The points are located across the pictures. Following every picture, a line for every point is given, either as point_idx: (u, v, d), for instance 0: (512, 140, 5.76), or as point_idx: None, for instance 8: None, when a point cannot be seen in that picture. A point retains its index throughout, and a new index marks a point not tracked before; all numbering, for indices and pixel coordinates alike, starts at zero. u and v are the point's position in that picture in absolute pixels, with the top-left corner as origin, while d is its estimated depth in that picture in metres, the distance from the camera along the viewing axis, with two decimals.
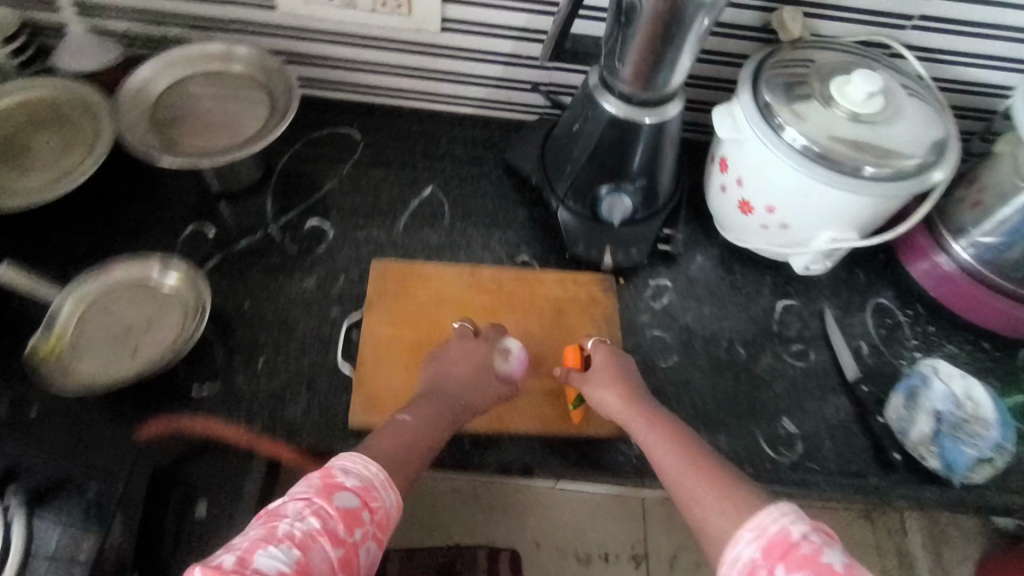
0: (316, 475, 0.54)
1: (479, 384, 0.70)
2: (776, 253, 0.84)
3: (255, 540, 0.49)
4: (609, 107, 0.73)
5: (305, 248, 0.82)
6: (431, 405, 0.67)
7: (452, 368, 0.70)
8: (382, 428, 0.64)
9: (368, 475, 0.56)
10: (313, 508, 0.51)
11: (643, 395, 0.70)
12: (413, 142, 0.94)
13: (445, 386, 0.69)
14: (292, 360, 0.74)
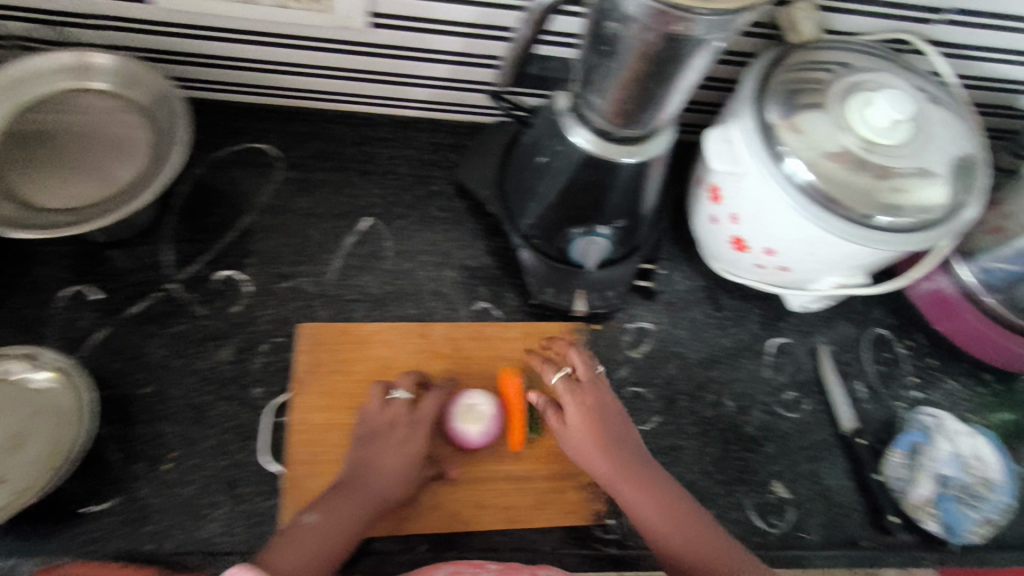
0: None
1: (407, 474, 0.60)
2: (771, 290, 0.75)
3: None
4: (580, 141, 0.59)
5: (216, 310, 0.67)
6: (345, 500, 0.56)
7: (379, 453, 0.59)
8: (282, 534, 0.53)
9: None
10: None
11: (627, 443, 0.63)
12: (344, 158, 0.78)
13: (370, 477, 0.58)
14: (206, 459, 0.61)
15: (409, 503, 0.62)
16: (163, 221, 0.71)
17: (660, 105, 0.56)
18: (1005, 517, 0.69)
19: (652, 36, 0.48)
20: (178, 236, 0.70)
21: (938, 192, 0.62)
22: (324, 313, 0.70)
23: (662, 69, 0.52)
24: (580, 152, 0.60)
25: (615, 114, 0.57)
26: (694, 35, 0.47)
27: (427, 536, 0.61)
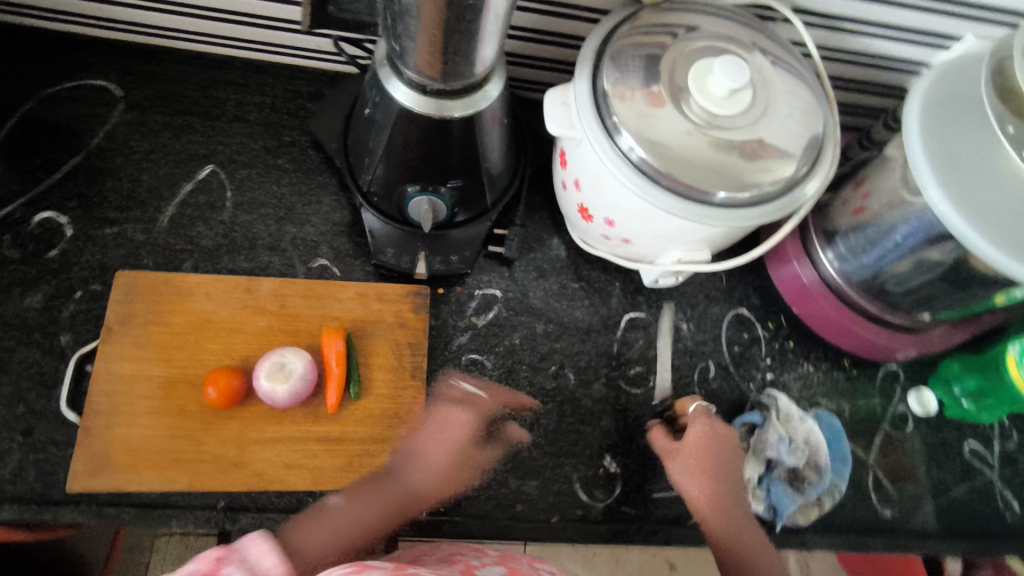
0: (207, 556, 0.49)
1: (450, 471, 0.64)
2: (624, 264, 0.73)
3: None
4: (395, 93, 0.57)
5: (32, 253, 0.65)
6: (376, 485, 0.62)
7: (437, 446, 0.64)
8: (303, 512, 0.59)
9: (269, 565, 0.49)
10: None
11: (727, 485, 0.66)
12: (193, 102, 0.74)
13: (417, 471, 0.62)
14: (1, 404, 0.60)
15: (213, 459, 0.60)
16: None
17: (467, 59, 0.53)
18: (836, 499, 0.70)
19: None
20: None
21: (779, 169, 0.59)
22: (149, 263, 0.67)
23: (451, 24, 0.48)
24: (400, 105, 0.57)
25: (423, 67, 0.54)
26: None
27: (229, 492, 0.60)
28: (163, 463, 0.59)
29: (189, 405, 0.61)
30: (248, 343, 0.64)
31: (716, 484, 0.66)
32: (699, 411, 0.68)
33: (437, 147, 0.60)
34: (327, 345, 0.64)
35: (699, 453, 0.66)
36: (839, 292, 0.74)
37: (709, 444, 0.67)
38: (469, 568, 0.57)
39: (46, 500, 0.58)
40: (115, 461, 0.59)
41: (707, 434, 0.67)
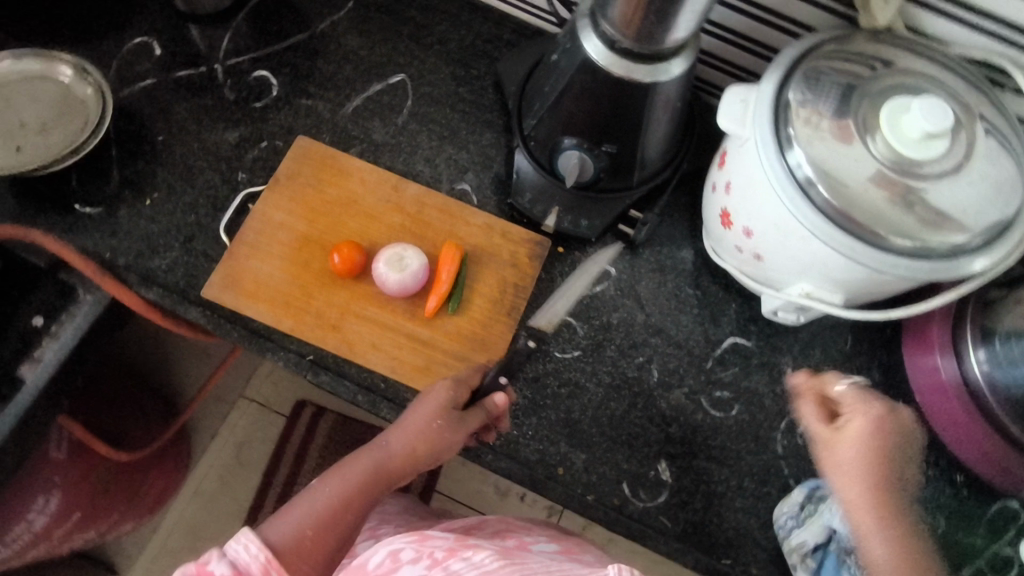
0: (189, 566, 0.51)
1: (429, 440, 0.59)
2: (748, 285, 0.70)
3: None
4: (584, 40, 0.60)
5: (242, 100, 0.76)
6: (355, 465, 0.59)
7: (414, 416, 0.60)
8: (292, 499, 0.58)
9: (247, 558, 0.53)
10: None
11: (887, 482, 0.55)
12: (406, 18, 0.82)
13: (386, 444, 0.59)
14: (178, 209, 0.70)
15: (315, 315, 0.67)
16: (234, 14, 0.79)
17: (665, 24, 0.54)
18: None
19: None
20: (240, 31, 0.79)
21: (949, 230, 0.55)
22: (325, 138, 0.75)
23: None
24: (586, 56, 0.60)
25: (621, 19, 0.56)
26: None
27: (317, 348, 0.66)
28: (277, 303, 0.67)
29: (315, 265, 0.68)
30: (380, 232, 0.70)
31: (862, 472, 0.54)
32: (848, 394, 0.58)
33: (605, 106, 0.62)
34: (445, 258, 0.69)
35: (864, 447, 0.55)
36: (977, 399, 0.64)
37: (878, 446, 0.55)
38: (524, 543, 0.68)
39: (183, 297, 0.67)
40: (242, 286, 0.67)
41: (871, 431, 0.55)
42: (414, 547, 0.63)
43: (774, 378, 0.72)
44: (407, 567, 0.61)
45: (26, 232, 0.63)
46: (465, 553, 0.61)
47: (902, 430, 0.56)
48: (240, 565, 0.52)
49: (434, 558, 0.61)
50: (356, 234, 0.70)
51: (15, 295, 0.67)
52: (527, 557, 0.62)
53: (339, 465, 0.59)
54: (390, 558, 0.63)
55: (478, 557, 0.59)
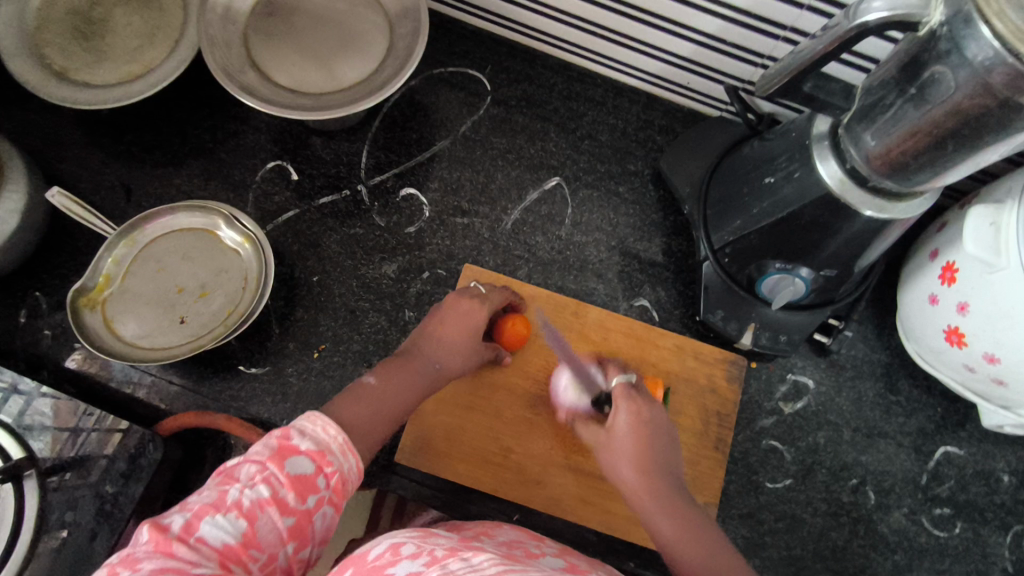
0: (271, 433, 0.42)
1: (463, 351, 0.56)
2: (968, 395, 0.65)
3: (206, 503, 0.39)
4: (825, 175, 0.52)
5: (393, 225, 0.69)
6: (407, 367, 0.53)
7: (440, 330, 0.56)
8: (343, 389, 0.50)
9: (329, 436, 0.43)
10: (265, 475, 0.40)
11: (662, 460, 0.52)
12: (551, 110, 0.75)
13: (433, 358, 0.55)
14: (348, 358, 0.64)
15: (518, 471, 0.62)
16: (368, 124, 0.72)
17: (943, 171, 0.46)
18: None
19: (983, 96, 0.39)
20: (377, 142, 0.72)
21: None
22: (488, 261, 0.69)
23: (970, 136, 0.42)
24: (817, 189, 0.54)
25: (885, 164, 0.48)
26: None
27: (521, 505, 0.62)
28: (471, 460, 0.62)
29: (507, 415, 0.63)
30: None
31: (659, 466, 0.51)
32: (620, 389, 0.54)
33: (833, 237, 0.56)
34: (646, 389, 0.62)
35: (642, 422, 0.52)
36: None
37: (643, 424, 0.53)
38: (528, 555, 0.47)
39: None
40: (435, 447, 0.62)
41: (631, 416, 0.53)
42: (414, 542, 0.43)
43: (992, 488, 0.67)
44: (401, 565, 0.40)
45: (211, 416, 0.58)
46: (465, 553, 0.41)
47: (657, 419, 0.53)
48: (324, 446, 0.43)
49: (433, 555, 0.41)
50: (539, 373, 0.64)
51: (191, 476, 0.62)
52: (536, 565, 0.42)
53: (392, 362, 0.53)
54: (390, 551, 0.43)
55: (479, 560, 0.39)
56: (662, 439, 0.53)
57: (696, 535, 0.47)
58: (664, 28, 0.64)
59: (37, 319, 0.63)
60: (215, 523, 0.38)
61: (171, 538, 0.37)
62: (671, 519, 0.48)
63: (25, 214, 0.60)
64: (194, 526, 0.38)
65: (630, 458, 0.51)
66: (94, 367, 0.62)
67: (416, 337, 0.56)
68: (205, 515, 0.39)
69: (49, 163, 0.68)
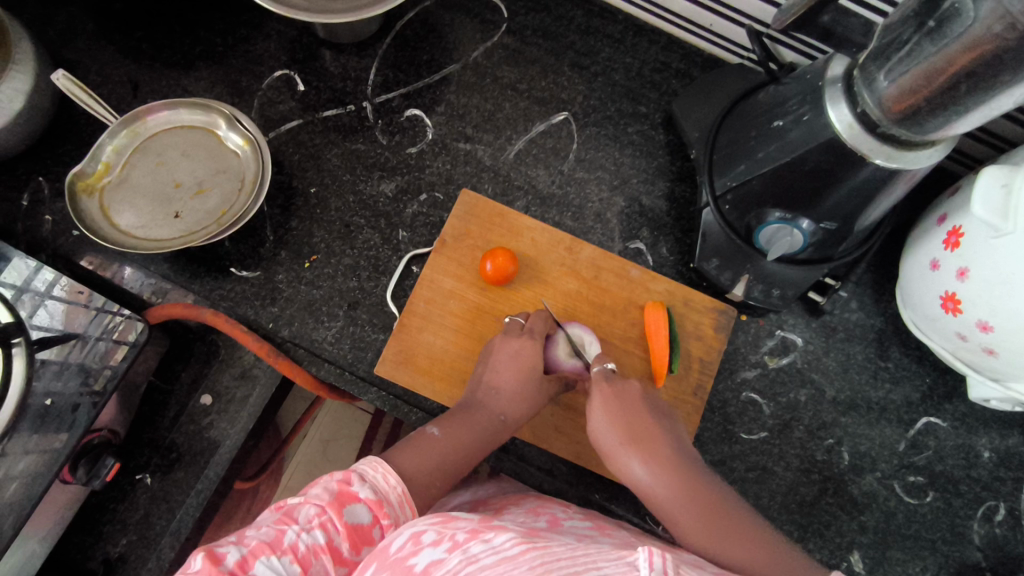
0: (333, 477, 0.48)
1: (527, 399, 0.57)
2: (957, 367, 0.64)
3: (262, 541, 0.44)
4: (836, 120, 0.51)
5: (396, 145, 0.69)
6: (470, 421, 0.56)
7: (498, 378, 0.57)
8: (406, 440, 0.54)
9: (389, 486, 0.49)
10: (323, 521, 0.45)
11: (649, 436, 0.51)
12: (566, 42, 0.73)
13: (491, 405, 0.57)
14: (339, 271, 0.65)
15: None
16: (378, 41, 0.71)
17: (957, 116, 0.44)
18: None
19: (1005, 29, 0.37)
20: (387, 60, 0.71)
21: None
22: (487, 190, 0.69)
23: (989, 75, 0.40)
24: (827, 134, 0.52)
25: (897, 107, 0.47)
26: None
27: None
28: (450, 383, 0.62)
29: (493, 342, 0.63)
30: (559, 303, 0.65)
31: (652, 446, 0.50)
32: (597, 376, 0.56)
33: (837, 189, 0.54)
34: (653, 338, 0.63)
35: (618, 412, 0.53)
36: None
37: (618, 410, 0.53)
38: (552, 521, 0.54)
39: (354, 374, 0.63)
40: (417, 363, 0.62)
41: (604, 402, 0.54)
42: (436, 529, 0.43)
43: (969, 462, 0.67)
44: (425, 554, 0.41)
45: (198, 310, 0.61)
46: (486, 533, 0.41)
47: (632, 397, 0.54)
48: (382, 494, 0.48)
49: (454, 540, 0.41)
50: (527, 304, 0.64)
51: (177, 367, 0.68)
52: (558, 540, 0.42)
53: (452, 413, 0.56)
54: (411, 541, 0.43)
55: (501, 540, 0.40)
56: (640, 414, 0.53)
57: (697, 489, 0.47)
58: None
59: (39, 203, 0.64)
60: (270, 564, 0.43)
61: (226, 570, 0.42)
62: (671, 484, 0.47)
63: (31, 95, 0.60)
64: (250, 561, 0.43)
65: (629, 449, 0.51)
66: (91, 255, 0.64)
67: (475, 388, 0.58)
68: (262, 551, 0.44)
69: (61, 53, 0.68)
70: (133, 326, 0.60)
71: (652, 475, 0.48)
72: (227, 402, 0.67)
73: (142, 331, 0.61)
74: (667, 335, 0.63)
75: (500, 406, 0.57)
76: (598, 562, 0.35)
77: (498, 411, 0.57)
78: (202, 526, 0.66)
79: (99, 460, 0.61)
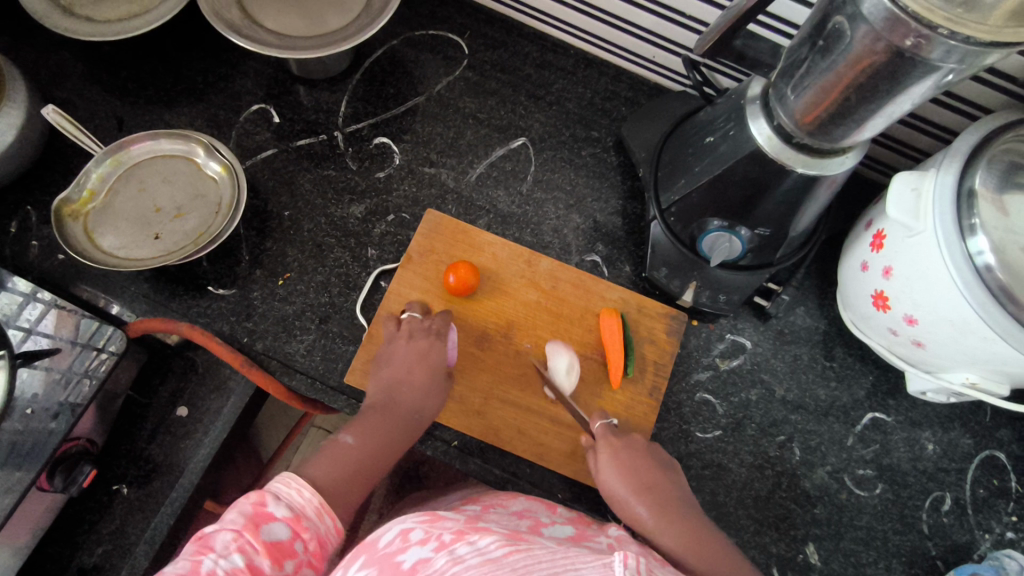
0: (247, 498, 0.46)
1: (431, 393, 0.61)
2: (895, 362, 0.68)
3: (177, 575, 0.42)
4: (756, 133, 0.56)
5: (365, 171, 0.74)
6: (381, 422, 0.58)
7: (406, 377, 0.60)
8: (319, 450, 0.55)
9: (303, 500, 0.49)
10: (241, 544, 0.44)
11: (657, 486, 0.56)
12: (522, 75, 0.80)
13: (403, 405, 0.59)
14: (310, 288, 0.69)
15: (460, 402, 0.65)
16: (349, 77, 0.77)
17: (857, 124, 0.50)
18: None
19: (878, 46, 0.43)
20: (356, 94, 0.76)
21: None
22: (451, 210, 0.74)
23: (874, 87, 0.46)
24: (751, 146, 0.57)
25: (805, 119, 0.52)
26: (930, 57, 0.41)
27: (462, 435, 0.66)
28: None
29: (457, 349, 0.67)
30: (520, 312, 0.69)
31: (664, 501, 0.55)
32: (600, 432, 0.61)
33: (764, 198, 0.60)
34: (608, 343, 0.67)
35: (622, 460, 0.58)
36: None
37: (628, 463, 0.58)
38: (535, 526, 0.56)
39: (325, 383, 0.66)
40: None
41: (612, 455, 0.59)
42: (423, 527, 0.46)
43: (915, 455, 0.70)
44: (414, 551, 0.44)
45: (175, 324, 0.64)
46: (472, 536, 0.44)
47: (639, 451, 0.59)
48: (297, 508, 0.48)
49: (441, 540, 0.44)
50: (489, 313, 0.68)
51: (154, 382, 0.71)
52: (539, 543, 0.46)
53: (361, 418, 0.58)
54: (399, 538, 0.45)
55: (485, 542, 0.43)
56: (649, 468, 0.58)
57: (708, 542, 0.51)
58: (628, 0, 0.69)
59: (26, 230, 0.68)
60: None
61: None
62: (681, 535, 0.52)
63: (21, 130, 0.65)
64: None
65: (640, 498, 0.55)
66: (74, 277, 0.67)
67: (384, 390, 0.60)
68: None
69: (51, 92, 0.73)
70: (110, 360, 0.64)
71: (663, 525, 0.53)
72: (202, 415, 0.70)
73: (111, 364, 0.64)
74: (621, 339, 0.67)
75: (411, 406, 0.59)
76: (576, 564, 0.40)
77: (410, 410, 0.59)
78: (177, 539, 0.68)
79: (77, 467, 0.64)
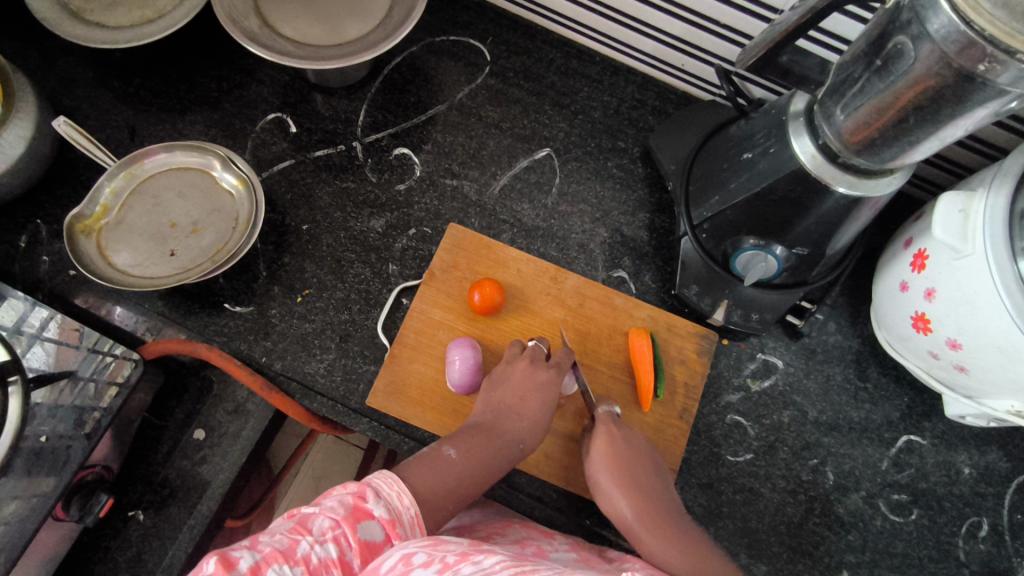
0: (349, 491, 0.47)
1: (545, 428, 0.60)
2: (934, 386, 0.67)
3: (275, 549, 0.43)
4: (799, 151, 0.54)
5: (385, 183, 0.71)
6: (494, 445, 0.56)
7: (519, 406, 0.58)
8: (425, 458, 0.54)
9: (401, 507, 0.48)
10: (336, 534, 0.44)
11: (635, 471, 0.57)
12: (546, 83, 0.77)
13: (505, 425, 0.58)
14: (330, 305, 0.67)
15: None
16: (368, 85, 0.75)
17: (911, 144, 0.47)
18: None
19: (941, 67, 0.41)
20: (375, 102, 0.74)
21: None
22: (473, 223, 0.71)
23: (936, 108, 0.43)
24: (794, 165, 0.55)
25: (854, 138, 0.50)
26: (999, 80, 0.39)
27: None
28: (440, 412, 0.63)
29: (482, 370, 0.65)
30: (545, 332, 0.67)
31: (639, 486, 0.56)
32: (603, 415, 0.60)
33: (803, 220, 0.57)
34: (638, 365, 0.65)
35: (616, 448, 0.58)
36: None
37: (622, 454, 0.58)
38: (539, 551, 0.54)
39: (346, 406, 0.64)
40: (406, 394, 0.63)
41: (608, 440, 0.59)
42: (427, 551, 0.42)
43: (951, 479, 0.68)
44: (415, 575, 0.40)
45: (194, 346, 0.63)
46: (477, 556, 0.41)
47: (635, 444, 0.59)
48: (394, 512, 0.48)
49: (445, 562, 0.40)
50: (514, 333, 0.66)
51: (170, 404, 0.71)
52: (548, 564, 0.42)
53: (471, 434, 0.57)
54: (402, 562, 0.41)
55: (491, 562, 0.40)
56: (639, 461, 0.58)
57: (693, 545, 0.52)
58: (661, 7, 0.66)
59: (36, 245, 0.66)
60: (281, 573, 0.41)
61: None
62: (656, 530, 0.53)
63: (30, 142, 0.62)
64: (263, 567, 0.41)
65: (612, 474, 0.57)
66: (88, 295, 0.65)
67: (497, 412, 0.58)
68: (274, 560, 0.42)
69: (61, 100, 0.71)
70: (125, 364, 0.63)
71: (647, 526, 0.53)
72: (218, 438, 0.71)
73: (133, 369, 0.64)
74: (652, 362, 0.64)
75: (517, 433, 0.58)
76: None
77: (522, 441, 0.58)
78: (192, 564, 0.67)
79: (93, 497, 0.63)
